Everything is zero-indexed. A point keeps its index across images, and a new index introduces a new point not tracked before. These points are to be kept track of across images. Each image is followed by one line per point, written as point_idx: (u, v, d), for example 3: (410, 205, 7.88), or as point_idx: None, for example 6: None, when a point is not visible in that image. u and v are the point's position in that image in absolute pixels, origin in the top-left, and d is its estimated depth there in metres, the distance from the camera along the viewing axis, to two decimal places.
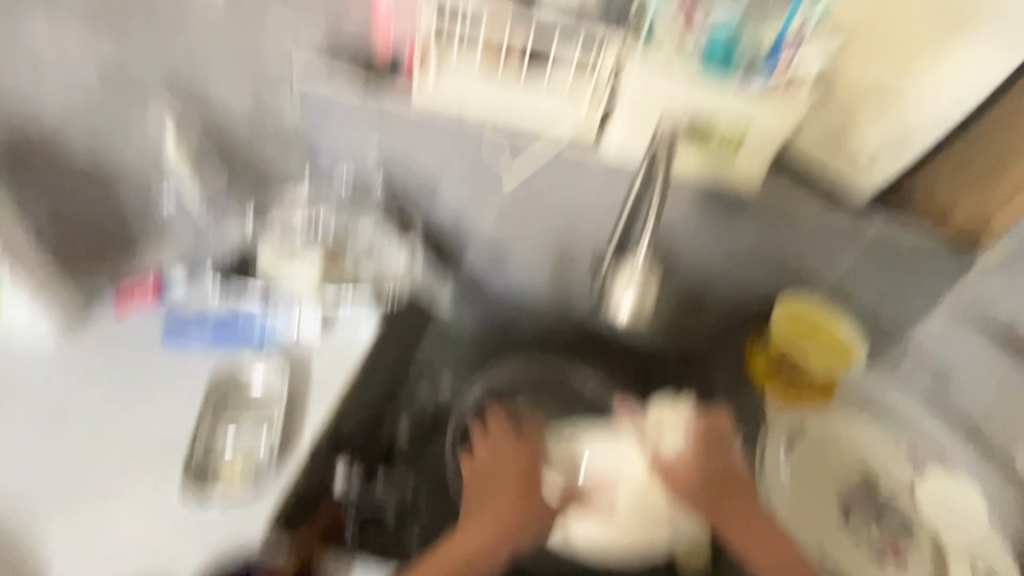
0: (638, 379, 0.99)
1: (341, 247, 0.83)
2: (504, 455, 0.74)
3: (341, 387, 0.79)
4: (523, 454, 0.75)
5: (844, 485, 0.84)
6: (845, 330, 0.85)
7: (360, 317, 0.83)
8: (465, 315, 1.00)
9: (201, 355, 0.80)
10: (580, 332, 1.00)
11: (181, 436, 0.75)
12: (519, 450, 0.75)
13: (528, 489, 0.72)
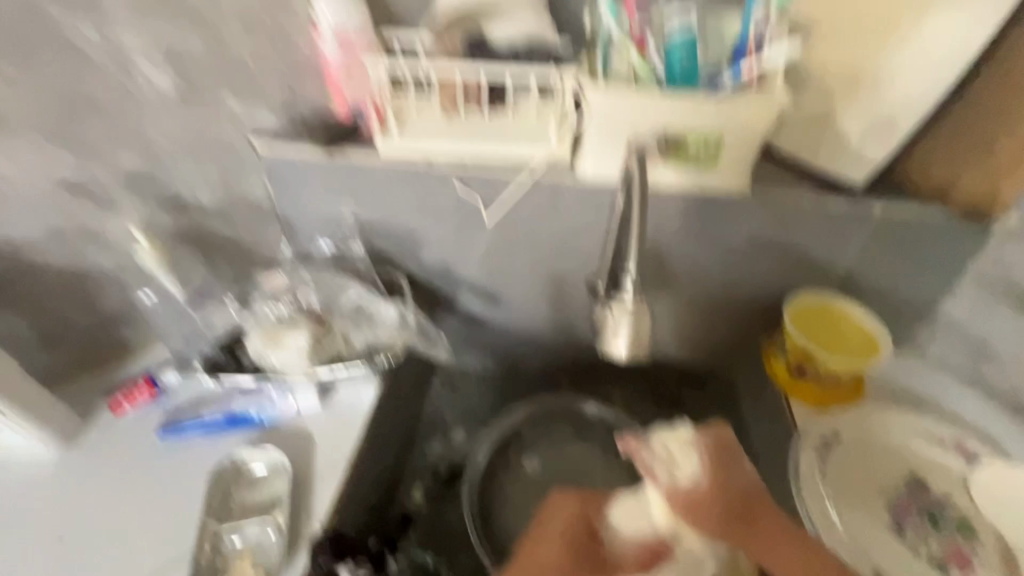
0: (655, 396, 0.99)
1: (328, 315, 0.79)
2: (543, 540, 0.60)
3: (348, 461, 0.72)
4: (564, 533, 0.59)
5: (886, 487, 0.70)
6: (857, 313, 0.79)
7: (361, 380, 0.79)
8: (470, 363, 1.04)
9: (195, 453, 0.72)
10: (592, 360, 1.02)
11: (175, 555, 0.64)
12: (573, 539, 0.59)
13: (596, 565, 0.58)
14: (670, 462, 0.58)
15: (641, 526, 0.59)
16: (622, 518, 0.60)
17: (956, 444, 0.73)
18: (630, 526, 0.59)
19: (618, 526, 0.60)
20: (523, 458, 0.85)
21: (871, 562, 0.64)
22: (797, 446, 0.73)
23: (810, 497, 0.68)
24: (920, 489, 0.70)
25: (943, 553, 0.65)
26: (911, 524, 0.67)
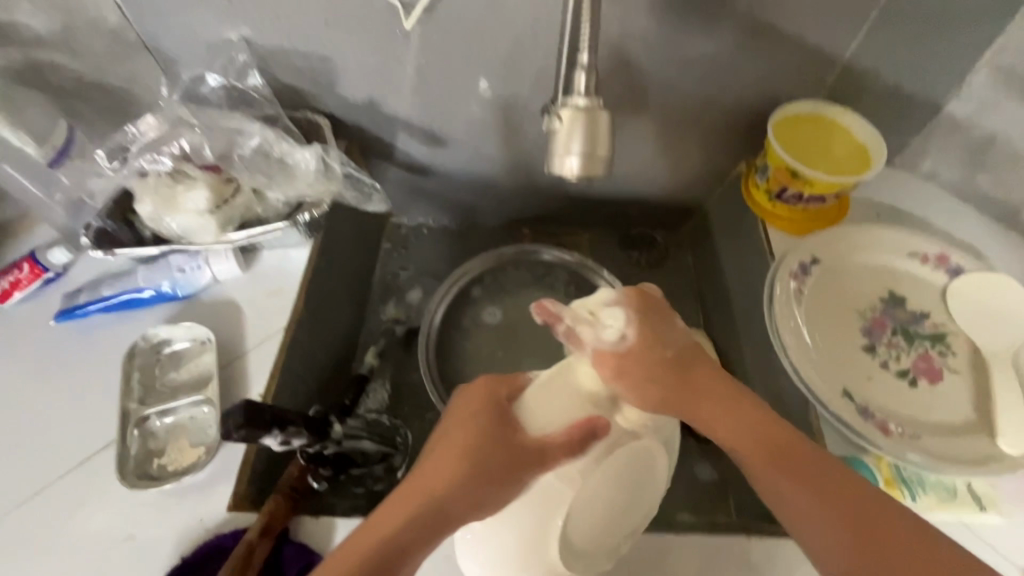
0: (623, 240, 0.94)
1: (232, 166, 0.66)
2: (449, 442, 0.47)
3: (285, 329, 0.65)
4: (473, 428, 0.46)
5: (860, 308, 0.65)
6: (848, 122, 0.69)
7: (289, 242, 0.69)
8: (422, 218, 0.94)
9: (109, 335, 0.65)
10: (554, 206, 0.92)
11: (100, 442, 0.58)
12: (485, 433, 0.46)
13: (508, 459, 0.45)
14: (595, 322, 0.48)
15: (559, 411, 0.47)
16: (540, 405, 0.47)
17: (939, 257, 0.67)
18: (552, 407, 0.47)
19: (539, 411, 0.46)
20: (483, 312, 0.80)
21: (841, 382, 0.59)
22: (776, 272, 0.66)
23: (786, 321, 0.62)
24: (895, 306, 0.66)
25: (913, 367, 0.61)
26: (882, 342, 0.63)
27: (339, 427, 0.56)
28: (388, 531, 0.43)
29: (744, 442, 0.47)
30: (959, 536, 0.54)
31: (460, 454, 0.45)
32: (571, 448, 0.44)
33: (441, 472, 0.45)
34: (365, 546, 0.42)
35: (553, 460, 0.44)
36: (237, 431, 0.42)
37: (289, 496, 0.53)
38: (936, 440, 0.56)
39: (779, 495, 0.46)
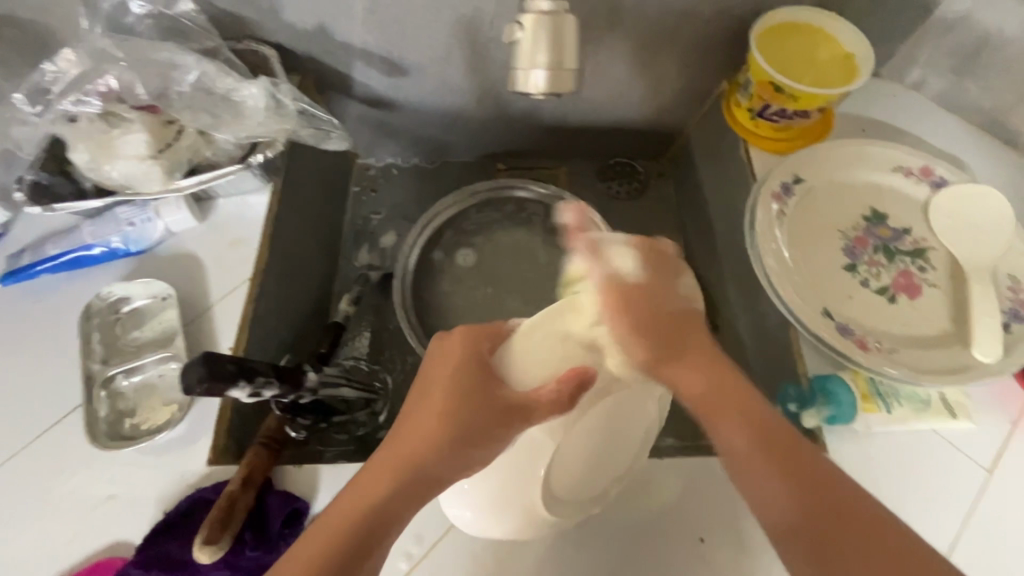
0: (602, 171, 0.91)
1: (171, 105, 0.60)
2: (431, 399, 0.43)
3: (249, 280, 0.62)
4: (455, 385, 0.43)
5: (842, 227, 0.64)
6: (835, 29, 0.65)
7: (246, 187, 0.65)
8: (391, 157, 0.89)
9: (60, 297, 0.61)
10: (529, 139, 0.88)
11: (64, 406, 0.56)
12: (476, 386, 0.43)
13: (492, 414, 0.42)
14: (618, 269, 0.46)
15: (548, 359, 0.44)
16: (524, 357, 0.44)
17: (923, 170, 0.66)
18: (539, 355, 0.44)
19: (526, 360, 0.44)
20: (460, 255, 0.78)
21: (821, 302, 0.59)
22: (757, 195, 0.63)
23: (767, 244, 0.61)
24: (877, 223, 0.64)
25: (893, 284, 0.61)
26: (863, 260, 0.62)
27: (314, 376, 0.54)
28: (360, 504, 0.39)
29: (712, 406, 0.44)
30: (929, 444, 0.56)
31: (443, 413, 0.42)
32: (560, 403, 0.42)
33: (422, 430, 0.42)
34: (337, 525, 0.39)
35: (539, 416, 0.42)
36: (199, 385, 0.40)
37: (270, 446, 0.52)
38: (912, 354, 0.56)
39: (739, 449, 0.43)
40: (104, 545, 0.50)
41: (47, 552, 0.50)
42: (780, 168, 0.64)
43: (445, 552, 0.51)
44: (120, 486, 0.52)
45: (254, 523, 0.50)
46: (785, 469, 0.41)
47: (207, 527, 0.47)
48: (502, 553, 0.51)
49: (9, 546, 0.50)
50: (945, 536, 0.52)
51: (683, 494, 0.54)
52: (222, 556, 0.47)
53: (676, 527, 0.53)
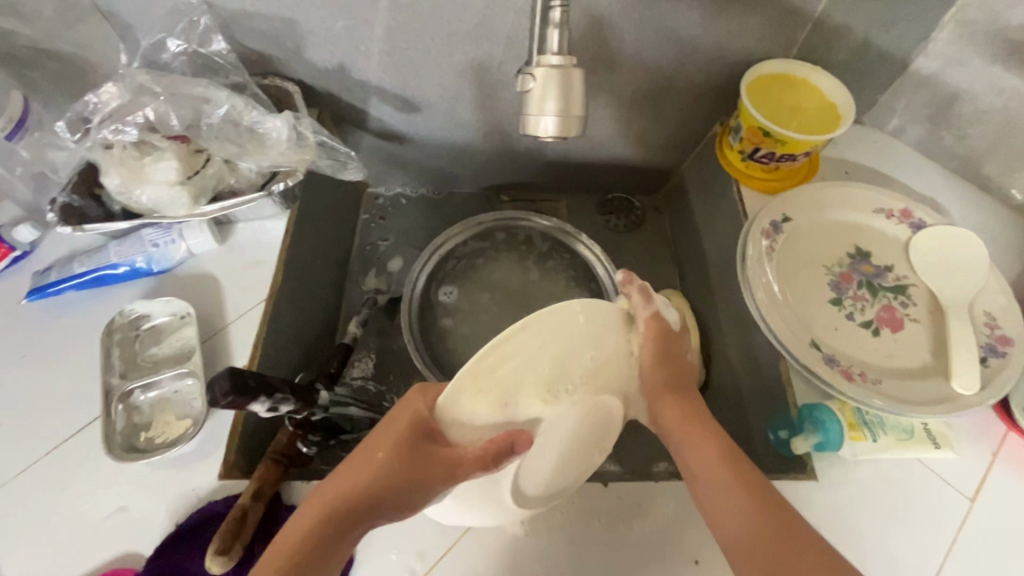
0: (601, 206, 0.96)
1: (200, 135, 0.64)
2: (353, 465, 0.44)
3: (264, 300, 0.65)
4: (379, 447, 0.44)
5: (828, 263, 0.68)
6: (817, 80, 0.70)
7: (264, 213, 0.69)
8: (399, 187, 0.94)
9: (82, 313, 0.64)
10: (533, 173, 0.92)
11: (81, 418, 0.58)
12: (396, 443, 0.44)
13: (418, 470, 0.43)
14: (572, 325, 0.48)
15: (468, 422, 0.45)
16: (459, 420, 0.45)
17: (904, 213, 0.70)
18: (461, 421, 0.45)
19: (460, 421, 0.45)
20: (465, 285, 0.81)
21: (810, 334, 0.62)
22: (748, 233, 0.67)
23: (758, 278, 0.64)
24: (861, 260, 0.68)
25: (876, 317, 0.64)
26: (849, 294, 0.66)
27: (326, 394, 0.56)
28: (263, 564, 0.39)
29: (691, 436, 0.49)
30: (913, 472, 0.58)
31: (362, 481, 0.43)
32: (484, 461, 0.43)
33: (335, 497, 0.42)
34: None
35: (463, 472, 0.43)
36: (224, 397, 0.42)
37: (281, 461, 0.54)
38: (895, 385, 0.59)
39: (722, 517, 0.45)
40: (113, 556, 0.51)
41: (57, 562, 0.51)
42: (769, 207, 0.69)
43: (449, 568, 0.52)
44: (130, 499, 0.54)
45: (264, 537, 0.51)
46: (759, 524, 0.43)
47: (219, 538, 0.48)
48: (504, 568, 0.53)
49: (20, 555, 0.51)
50: (931, 563, 0.54)
51: (678, 516, 0.56)
52: (231, 567, 0.49)
53: (671, 549, 0.54)
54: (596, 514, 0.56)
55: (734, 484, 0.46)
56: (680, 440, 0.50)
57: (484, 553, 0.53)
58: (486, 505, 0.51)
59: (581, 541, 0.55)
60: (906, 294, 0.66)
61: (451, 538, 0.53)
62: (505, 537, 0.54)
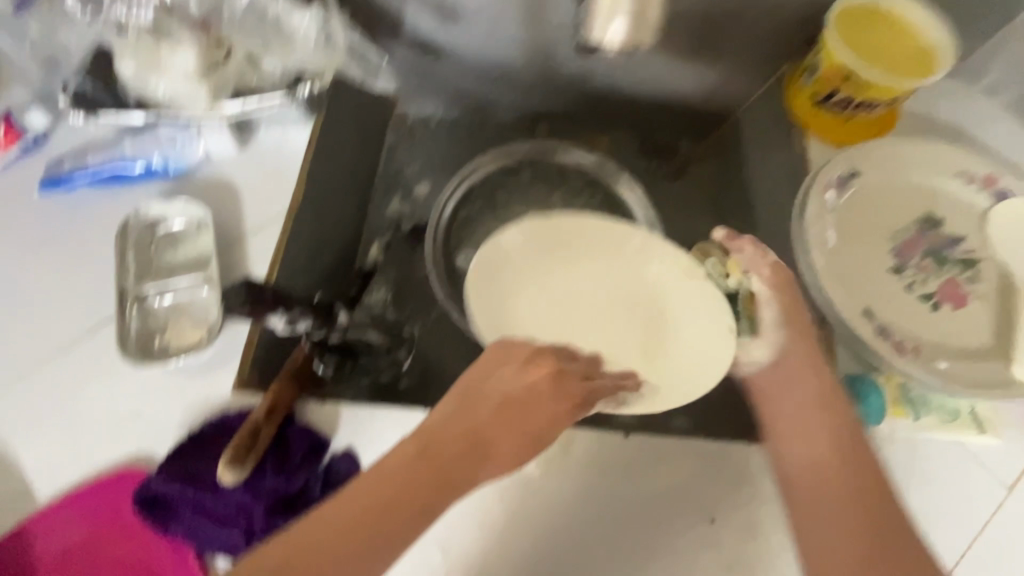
0: (644, 141, 0.88)
1: (222, 25, 0.59)
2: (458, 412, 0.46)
3: (286, 212, 0.62)
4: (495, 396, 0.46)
5: (893, 227, 0.62)
6: (914, 18, 0.62)
7: (287, 118, 0.65)
8: (431, 108, 0.84)
9: (99, 210, 0.61)
10: (575, 103, 0.84)
11: (97, 317, 0.57)
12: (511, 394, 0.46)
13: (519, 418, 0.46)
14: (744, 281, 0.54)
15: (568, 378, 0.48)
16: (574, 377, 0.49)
17: (986, 179, 0.63)
18: (523, 294, 0.56)
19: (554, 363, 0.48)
20: (493, 215, 0.77)
21: (863, 300, 0.57)
22: (812, 189, 0.61)
23: (816, 236, 0.59)
24: (929, 228, 0.62)
25: (939, 291, 0.59)
26: (912, 264, 0.60)
27: (345, 316, 0.53)
28: (321, 519, 0.40)
29: (804, 421, 0.51)
30: (950, 454, 0.55)
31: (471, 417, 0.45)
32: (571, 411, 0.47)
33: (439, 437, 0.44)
34: (295, 546, 0.39)
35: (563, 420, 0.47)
36: (241, 306, 0.40)
37: (295, 382, 0.52)
38: (948, 363, 0.55)
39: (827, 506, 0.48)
40: (129, 455, 0.51)
41: (75, 456, 0.52)
42: (837, 159, 0.62)
43: (459, 501, 0.51)
44: (146, 401, 0.53)
45: (278, 452, 0.51)
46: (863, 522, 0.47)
47: (233, 448, 0.47)
48: (513, 504, 0.52)
49: (40, 445, 0.52)
50: (955, 546, 0.52)
51: (697, 473, 0.54)
52: (244, 479, 0.48)
53: (688, 504, 0.53)
54: (610, 458, 0.54)
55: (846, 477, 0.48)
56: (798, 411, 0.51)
57: (495, 490, 0.52)
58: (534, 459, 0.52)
59: (596, 485, 0.53)
60: (977, 268, 0.60)
61: None
62: (517, 477, 0.52)
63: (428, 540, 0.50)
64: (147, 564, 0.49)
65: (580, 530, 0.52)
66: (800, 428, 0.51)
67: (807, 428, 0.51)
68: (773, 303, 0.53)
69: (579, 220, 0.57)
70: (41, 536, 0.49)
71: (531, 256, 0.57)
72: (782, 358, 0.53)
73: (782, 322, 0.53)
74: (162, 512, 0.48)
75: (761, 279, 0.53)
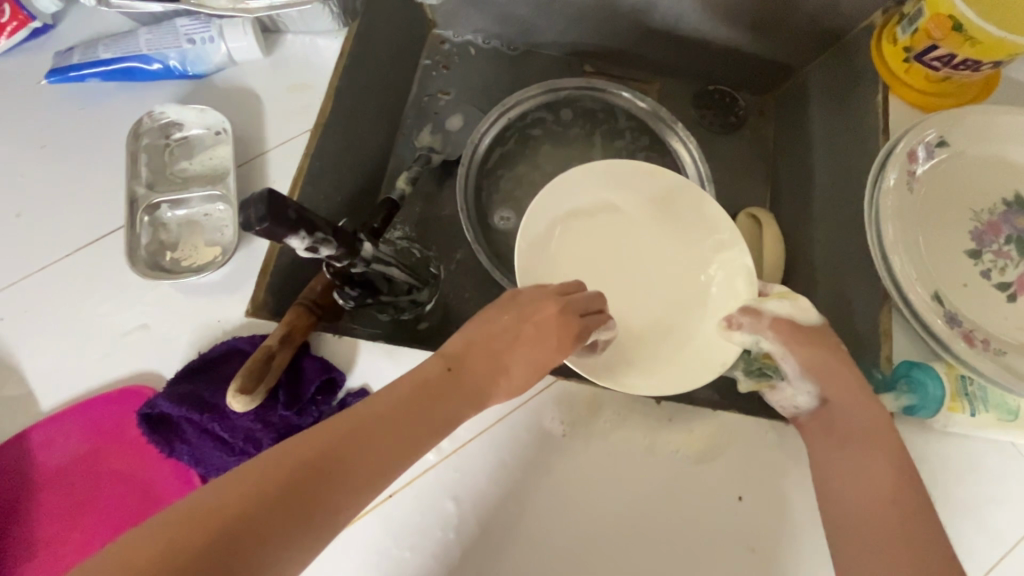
0: (697, 94, 0.81)
1: None
2: (483, 345, 0.46)
3: (310, 130, 0.57)
4: (518, 328, 0.46)
5: (974, 206, 0.56)
6: None
7: (317, 26, 0.59)
8: (471, 34, 0.78)
9: (108, 108, 0.56)
10: (628, 42, 0.76)
11: (105, 224, 0.53)
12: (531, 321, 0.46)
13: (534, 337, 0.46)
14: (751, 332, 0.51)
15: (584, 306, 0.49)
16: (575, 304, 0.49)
17: None
18: (567, 230, 0.59)
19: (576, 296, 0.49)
20: (528, 157, 0.72)
21: (933, 283, 0.52)
22: (891, 154, 0.54)
23: (891, 209, 0.53)
24: (1016, 211, 0.56)
25: (1017, 282, 0.53)
26: (990, 249, 0.55)
27: (371, 248, 0.49)
28: (326, 429, 0.37)
29: (844, 414, 0.46)
30: (1003, 456, 0.51)
31: (491, 349, 0.46)
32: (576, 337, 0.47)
33: (462, 363, 0.44)
34: (294, 454, 0.35)
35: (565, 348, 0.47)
36: (259, 224, 0.35)
37: (313, 312, 0.49)
38: (1019, 360, 0.50)
39: (864, 497, 0.44)
40: (135, 371, 0.49)
41: (79, 367, 0.49)
42: (926, 123, 0.55)
43: (474, 452, 0.49)
44: (154, 318, 0.50)
45: (289, 384, 0.48)
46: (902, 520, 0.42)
47: (242, 378, 0.44)
48: (531, 461, 0.49)
49: (45, 352, 0.50)
50: (991, 551, 0.49)
51: (729, 448, 0.51)
52: (253, 408, 0.46)
53: (716, 479, 0.50)
54: (636, 424, 0.51)
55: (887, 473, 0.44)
56: (840, 405, 0.47)
57: (515, 444, 0.49)
58: (563, 414, 0.51)
59: (620, 450, 0.50)
60: None
61: (490, 419, 0.50)
62: (538, 433, 0.50)
63: (441, 488, 0.48)
64: (150, 484, 0.47)
65: (599, 494, 0.49)
66: (847, 466, 0.45)
67: (847, 425, 0.46)
68: (791, 360, 0.49)
69: (613, 166, 0.59)
70: (42, 445, 0.47)
71: (580, 189, 0.59)
72: (822, 350, 0.48)
73: (803, 380, 0.48)
74: (168, 431, 0.46)
75: (772, 341, 0.49)
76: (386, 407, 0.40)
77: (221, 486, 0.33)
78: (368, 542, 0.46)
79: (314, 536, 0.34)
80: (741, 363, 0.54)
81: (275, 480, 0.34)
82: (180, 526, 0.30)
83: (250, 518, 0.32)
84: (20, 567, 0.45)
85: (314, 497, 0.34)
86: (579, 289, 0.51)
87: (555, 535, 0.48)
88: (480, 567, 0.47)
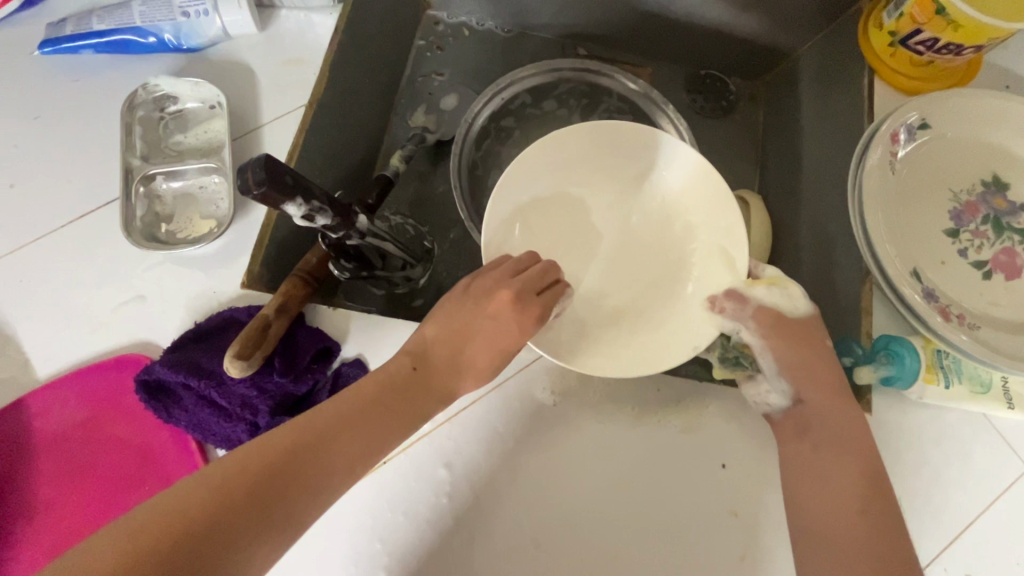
0: (688, 80, 0.82)
1: None
2: (450, 335, 0.47)
3: (305, 105, 0.57)
4: (480, 314, 0.47)
5: (953, 187, 0.58)
6: None
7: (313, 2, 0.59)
8: (465, 15, 0.78)
9: (103, 80, 0.56)
10: (621, 25, 0.76)
11: (100, 195, 0.53)
12: (490, 309, 0.46)
13: (495, 324, 0.46)
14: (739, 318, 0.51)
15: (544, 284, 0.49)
16: (533, 286, 0.48)
17: None
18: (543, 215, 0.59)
19: (533, 277, 0.49)
20: (520, 136, 0.73)
21: (912, 261, 0.54)
22: (876, 134, 0.56)
23: (873, 189, 0.54)
24: (994, 192, 0.58)
25: (992, 260, 0.55)
26: (968, 228, 0.56)
27: (366, 220, 0.49)
28: (296, 428, 0.38)
29: (821, 406, 0.47)
30: (976, 426, 0.53)
31: (453, 335, 0.47)
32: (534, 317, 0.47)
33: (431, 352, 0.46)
34: (259, 455, 0.36)
35: (524, 327, 0.46)
36: (257, 187, 0.35)
37: (309, 283, 0.50)
38: (993, 334, 0.52)
39: (832, 488, 0.45)
40: (132, 340, 0.50)
41: (77, 335, 0.50)
42: (909, 105, 0.56)
43: (467, 421, 0.50)
44: (150, 287, 0.51)
45: (285, 352, 0.48)
46: (867, 513, 0.43)
47: (240, 343, 0.45)
48: (521, 430, 0.51)
49: (42, 320, 0.50)
50: (961, 516, 0.51)
51: (715, 418, 0.52)
52: (250, 375, 0.46)
53: (702, 447, 0.51)
54: (625, 394, 0.53)
55: (853, 465, 0.45)
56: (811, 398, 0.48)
57: (506, 413, 0.51)
58: (555, 386, 0.52)
59: (608, 421, 0.52)
60: None
61: (484, 388, 0.51)
62: (529, 403, 0.51)
63: (434, 456, 0.49)
64: (148, 451, 0.48)
65: (586, 463, 0.50)
66: (825, 452, 0.46)
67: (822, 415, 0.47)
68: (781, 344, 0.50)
69: (588, 141, 0.57)
70: (39, 411, 0.48)
71: (559, 168, 0.59)
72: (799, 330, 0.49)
73: (777, 377, 0.49)
74: (166, 398, 0.47)
75: (751, 332, 0.50)
76: (353, 404, 0.41)
77: (184, 491, 0.33)
78: (365, 506, 0.48)
79: (285, 530, 0.36)
80: (717, 349, 0.53)
81: (239, 481, 0.35)
82: (141, 531, 0.31)
83: (214, 521, 0.33)
84: (18, 529, 0.46)
85: (280, 495, 0.36)
86: (534, 262, 0.51)
87: (545, 498, 0.49)
88: (471, 530, 0.48)
